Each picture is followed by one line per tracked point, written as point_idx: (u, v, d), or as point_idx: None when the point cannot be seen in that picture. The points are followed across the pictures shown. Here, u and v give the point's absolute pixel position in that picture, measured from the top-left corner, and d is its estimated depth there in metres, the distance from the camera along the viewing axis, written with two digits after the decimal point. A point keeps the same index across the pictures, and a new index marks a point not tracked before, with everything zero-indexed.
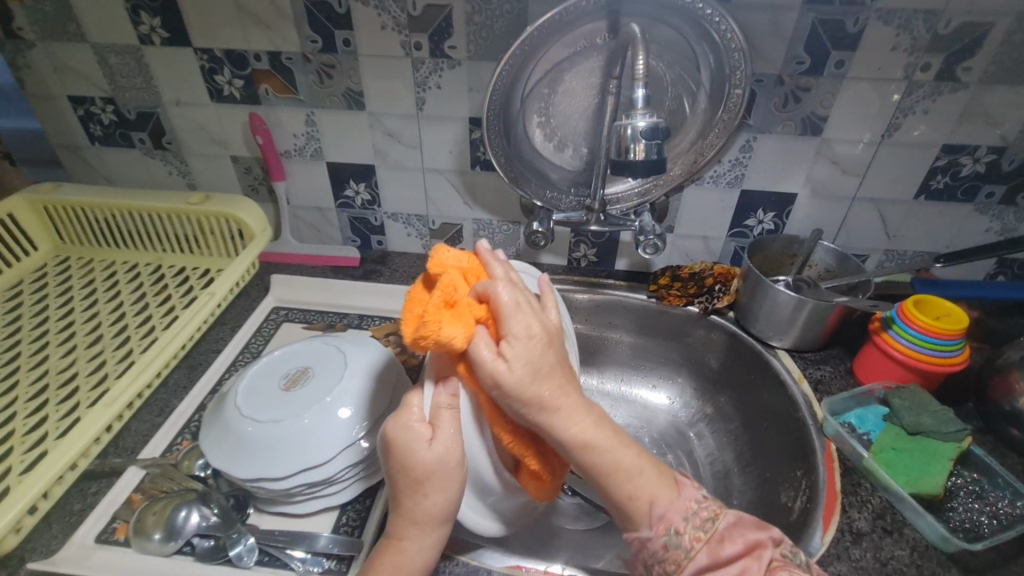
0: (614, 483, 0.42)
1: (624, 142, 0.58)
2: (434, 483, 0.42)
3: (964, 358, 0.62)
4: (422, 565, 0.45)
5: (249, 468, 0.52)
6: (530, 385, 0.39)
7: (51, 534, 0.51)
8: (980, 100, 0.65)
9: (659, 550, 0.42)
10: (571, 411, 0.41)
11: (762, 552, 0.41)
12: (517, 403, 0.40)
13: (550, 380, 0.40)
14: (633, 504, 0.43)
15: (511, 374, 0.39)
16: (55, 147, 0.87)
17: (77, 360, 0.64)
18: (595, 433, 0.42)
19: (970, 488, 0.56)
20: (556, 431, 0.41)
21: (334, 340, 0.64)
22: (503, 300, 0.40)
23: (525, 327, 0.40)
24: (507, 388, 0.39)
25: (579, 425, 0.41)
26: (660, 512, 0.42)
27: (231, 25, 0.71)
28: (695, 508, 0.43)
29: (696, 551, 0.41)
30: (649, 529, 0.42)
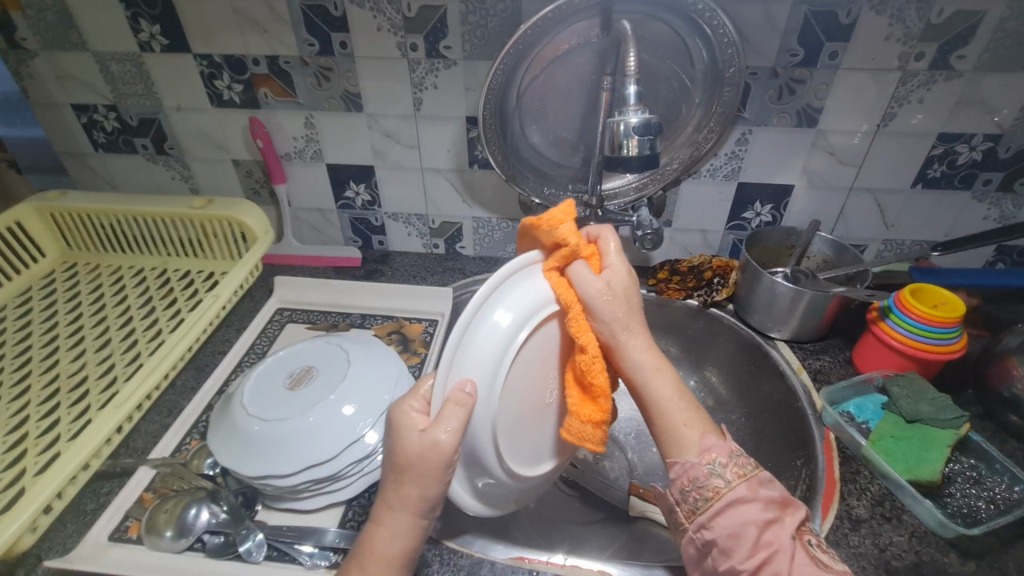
0: (668, 409, 0.46)
1: (618, 138, 0.58)
2: (416, 473, 0.41)
3: (962, 345, 0.63)
4: (397, 555, 0.43)
5: (256, 465, 0.53)
6: (621, 302, 0.45)
7: (66, 533, 0.53)
8: (975, 88, 0.65)
9: (699, 477, 0.43)
10: (645, 340, 0.47)
11: (797, 512, 0.43)
12: (610, 318, 0.45)
13: (636, 309, 0.47)
14: (683, 432, 0.45)
15: (608, 287, 0.45)
16: (60, 155, 0.88)
17: (87, 363, 0.66)
18: (657, 361, 0.46)
19: (968, 474, 0.57)
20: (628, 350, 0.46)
21: (338, 339, 0.65)
22: (608, 242, 0.49)
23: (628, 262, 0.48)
24: (604, 300, 0.45)
25: (648, 352, 0.46)
26: (708, 443, 0.44)
27: (229, 30, 0.72)
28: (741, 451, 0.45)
29: (736, 483, 0.42)
30: (695, 457, 0.44)
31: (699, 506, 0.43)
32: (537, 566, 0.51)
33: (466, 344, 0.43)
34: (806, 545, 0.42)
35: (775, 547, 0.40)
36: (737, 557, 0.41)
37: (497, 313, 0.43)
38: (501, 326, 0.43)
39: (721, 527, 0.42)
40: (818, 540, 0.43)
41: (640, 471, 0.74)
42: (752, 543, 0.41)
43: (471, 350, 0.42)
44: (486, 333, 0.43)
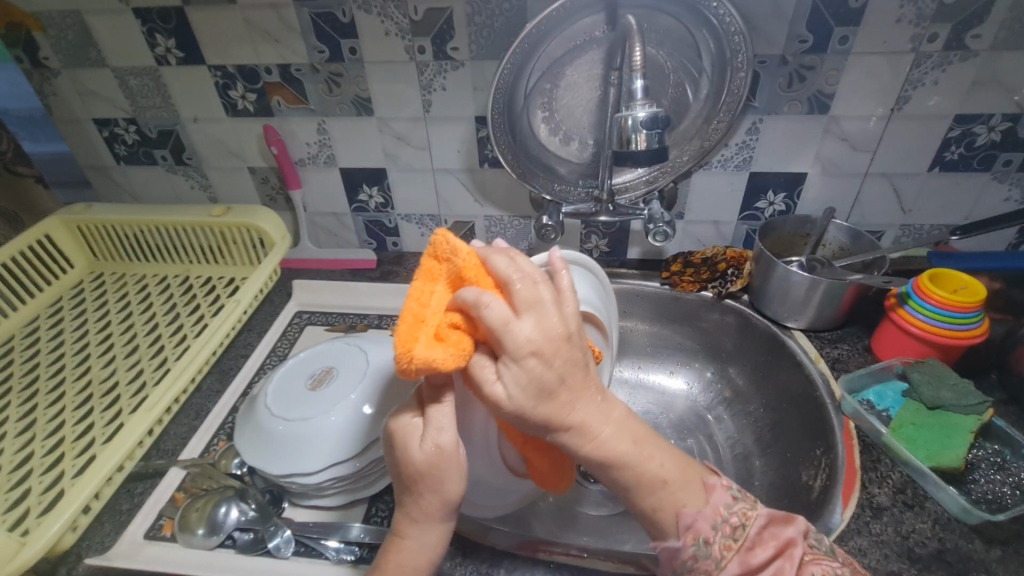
0: (638, 495, 0.41)
1: (626, 133, 0.58)
2: (427, 482, 0.41)
3: (983, 329, 0.61)
4: (426, 563, 0.44)
5: (283, 464, 0.55)
6: (536, 406, 0.36)
7: (104, 532, 0.55)
8: (993, 67, 0.64)
9: (688, 561, 0.40)
10: (586, 423, 0.38)
11: (794, 551, 0.40)
12: (526, 421, 0.37)
13: (556, 399, 0.37)
14: (658, 517, 0.41)
15: (509, 397, 0.36)
16: (84, 168, 0.91)
17: (117, 369, 0.68)
18: (611, 445, 0.39)
19: (992, 460, 0.56)
20: (570, 446, 0.39)
21: (356, 340, 0.67)
22: (490, 319, 0.35)
23: (523, 342, 0.35)
24: (507, 411, 0.37)
25: (594, 439, 0.39)
26: (689, 521, 0.41)
27: (242, 41, 0.74)
28: (724, 515, 0.42)
29: (726, 560, 0.40)
30: (677, 538, 0.41)
31: None
32: (558, 558, 0.52)
33: None
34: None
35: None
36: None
37: None
38: None
39: None
40: (825, 573, 0.39)
41: None
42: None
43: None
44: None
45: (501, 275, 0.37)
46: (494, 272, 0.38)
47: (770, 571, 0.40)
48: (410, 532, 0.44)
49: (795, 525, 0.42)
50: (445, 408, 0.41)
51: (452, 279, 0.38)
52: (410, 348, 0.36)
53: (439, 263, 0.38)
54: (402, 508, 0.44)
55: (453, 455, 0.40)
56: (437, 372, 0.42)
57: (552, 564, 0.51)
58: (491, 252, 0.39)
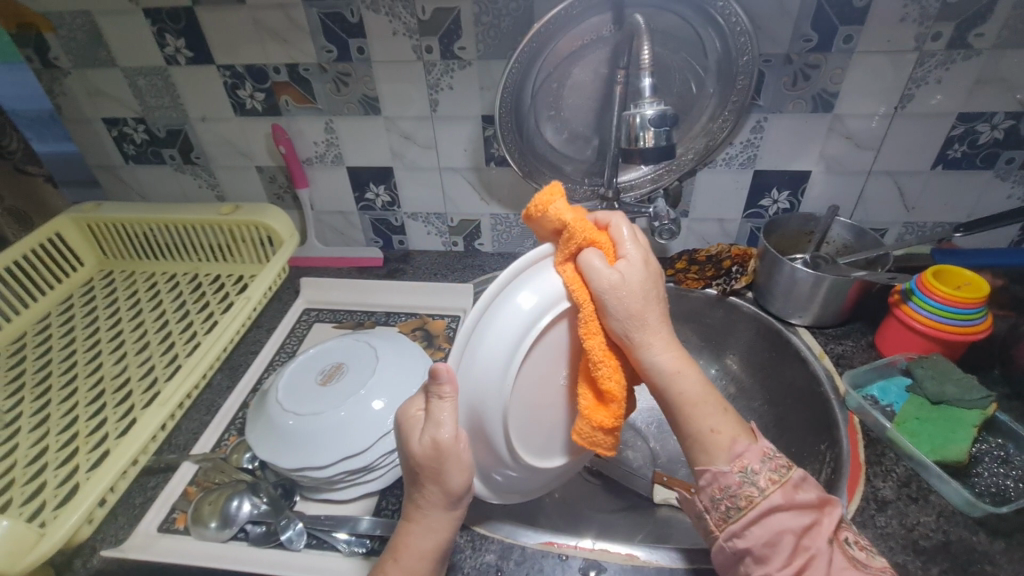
0: (696, 415, 0.44)
1: (634, 131, 0.59)
2: (429, 473, 0.42)
3: (987, 325, 0.62)
4: (433, 549, 0.45)
5: (293, 457, 0.56)
6: (639, 304, 0.42)
7: (118, 525, 0.56)
8: (996, 66, 0.65)
9: (731, 485, 0.42)
10: (665, 341, 0.44)
11: (833, 510, 0.43)
12: (621, 308, 0.42)
13: (647, 300, 0.43)
14: (711, 440, 0.43)
15: (623, 285, 0.42)
16: (93, 168, 0.92)
17: (129, 365, 0.69)
18: (677, 365, 0.44)
19: (996, 454, 0.57)
20: (647, 355, 0.43)
21: (365, 336, 0.67)
22: (620, 231, 0.45)
23: (639, 250, 0.45)
24: (614, 299, 0.42)
25: (669, 354, 0.44)
26: (740, 450, 0.42)
27: (251, 42, 0.75)
28: (771, 454, 0.43)
29: (770, 491, 0.41)
30: (725, 464, 0.42)
31: (730, 514, 0.42)
32: (567, 551, 0.52)
33: (477, 336, 0.44)
34: (842, 544, 0.42)
35: (811, 553, 0.40)
36: (773, 564, 0.40)
37: (522, 294, 0.43)
38: (523, 307, 0.43)
39: (755, 535, 0.41)
40: (855, 539, 0.43)
41: (663, 460, 0.75)
42: (789, 549, 0.40)
43: (480, 344, 0.43)
44: (506, 313, 0.43)
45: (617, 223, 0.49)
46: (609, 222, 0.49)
47: (808, 514, 0.41)
48: (416, 518, 0.45)
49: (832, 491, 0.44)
50: (445, 405, 0.42)
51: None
52: (554, 206, 0.43)
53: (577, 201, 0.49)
54: (408, 495, 0.46)
55: (454, 448, 0.41)
56: (435, 370, 0.41)
57: (561, 556, 0.52)
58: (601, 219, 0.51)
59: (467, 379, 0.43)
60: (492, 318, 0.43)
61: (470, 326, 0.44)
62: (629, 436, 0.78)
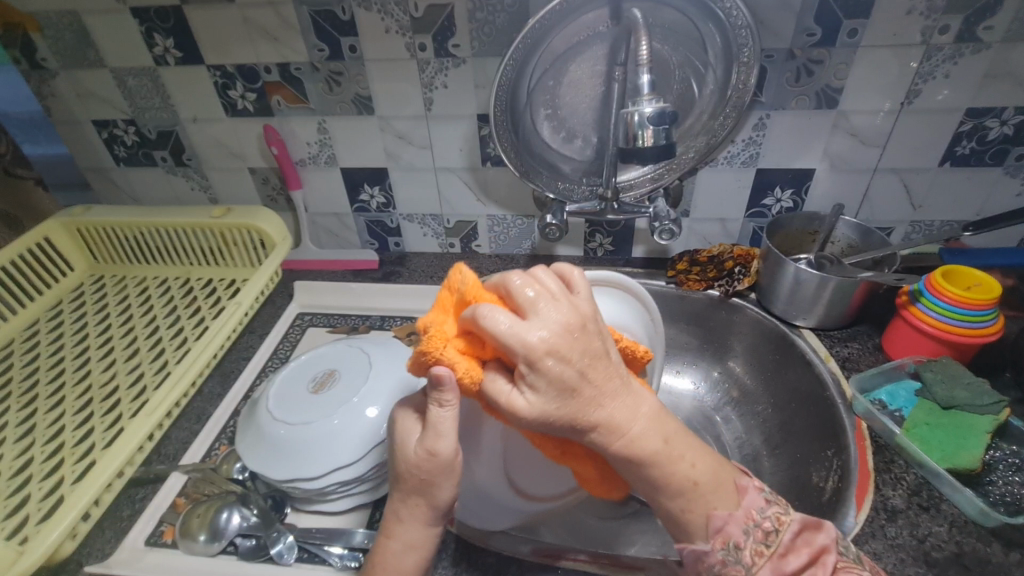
0: (666, 498, 0.40)
1: (632, 129, 0.57)
2: (417, 483, 0.41)
3: (998, 327, 0.60)
4: (413, 567, 0.43)
5: (284, 469, 0.54)
6: (561, 410, 0.36)
7: (104, 539, 0.54)
8: (1005, 60, 0.63)
9: (716, 564, 0.39)
10: (614, 422, 0.37)
11: (827, 558, 0.39)
12: (554, 428, 0.36)
13: (581, 396, 0.36)
14: (686, 519, 0.40)
15: (530, 408, 0.35)
16: (84, 170, 0.91)
17: (117, 373, 0.67)
18: (642, 443, 0.38)
19: (1009, 461, 0.55)
20: (599, 446, 0.38)
21: (359, 342, 0.66)
22: (497, 331, 0.34)
23: (535, 346, 0.34)
24: (532, 419, 0.36)
25: (627, 437, 0.37)
26: (719, 525, 0.39)
27: (241, 40, 0.73)
28: (756, 520, 0.40)
29: (758, 567, 0.39)
30: (705, 542, 0.40)
31: None
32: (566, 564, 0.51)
33: None
34: None
35: None
36: None
37: None
38: None
39: None
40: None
41: None
42: None
43: None
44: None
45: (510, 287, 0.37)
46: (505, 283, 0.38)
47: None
48: (394, 534, 0.43)
49: (825, 532, 0.41)
50: (445, 414, 0.38)
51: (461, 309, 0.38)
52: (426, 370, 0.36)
53: (450, 293, 0.38)
54: (389, 507, 0.44)
55: (449, 462, 0.39)
56: (438, 374, 0.36)
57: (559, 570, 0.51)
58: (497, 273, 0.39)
59: None
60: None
61: None
62: None
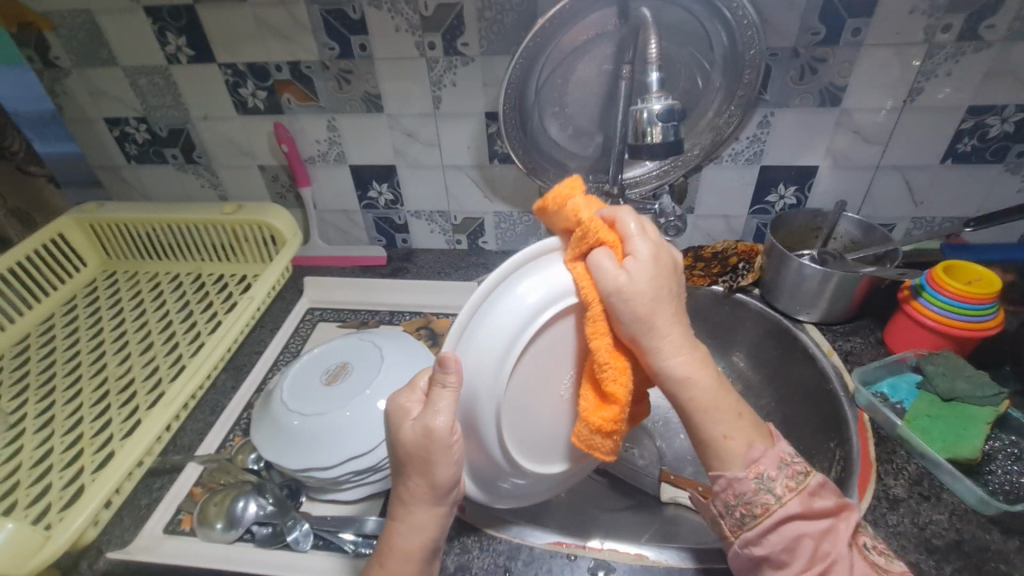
0: (710, 421, 0.41)
1: (641, 126, 0.58)
2: (417, 463, 0.42)
3: (998, 321, 0.61)
4: (419, 548, 0.44)
5: (298, 459, 0.55)
6: (646, 306, 0.40)
7: (123, 527, 0.55)
8: (1006, 58, 0.64)
9: (746, 492, 0.41)
10: (676, 343, 0.41)
11: (849, 515, 0.42)
12: (630, 314, 0.40)
13: (660, 305, 0.40)
14: (727, 445, 0.41)
15: (628, 284, 0.40)
16: (95, 168, 0.92)
17: (133, 366, 0.69)
18: (691, 372, 0.41)
19: (1009, 451, 0.56)
20: (657, 358, 0.41)
21: (370, 335, 0.67)
22: (628, 226, 0.42)
23: (649, 250, 0.41)
24: (621, 299, 0.39)
25: (680, 358, 0.41)
26: (756, 455, 0.41)
27: (252, 39, 0.74)
28: (789, 459, 0.42)
29: (787, 499, 0.40)
30: (741, 470, 0.41)
31: (746, 522, 0.41)
32: (575, 550, 0.52)
33: (478, 319, 0.43)
34: (861, 549, 0.41)
35: (832, 559, 0.39)
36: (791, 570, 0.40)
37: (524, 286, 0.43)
38: (524, 301, 0.42)
39: (774, 542, 0.40)
40: (873, 543, 0.42)
41: (670, 458, 0.75)
42: (807, 555, 0.40)
43: (488, 319, 0.43)
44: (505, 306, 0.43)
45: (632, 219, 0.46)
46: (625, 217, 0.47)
47: (824, 519, 0.41)
48: (404, 517, 0.44)
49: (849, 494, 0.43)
50: (447, 393, 0.41)
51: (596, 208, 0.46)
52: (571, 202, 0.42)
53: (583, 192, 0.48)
54: (395, 492, 0.45)
55: (445, 440, 0.40)
56: (442, 358, 0.40)
57: (569, 556, 0.52)
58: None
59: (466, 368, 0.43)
60: (483, 318, 0.43)
61: (473, 308, 0.44)
62: (636, 435, 0.78)
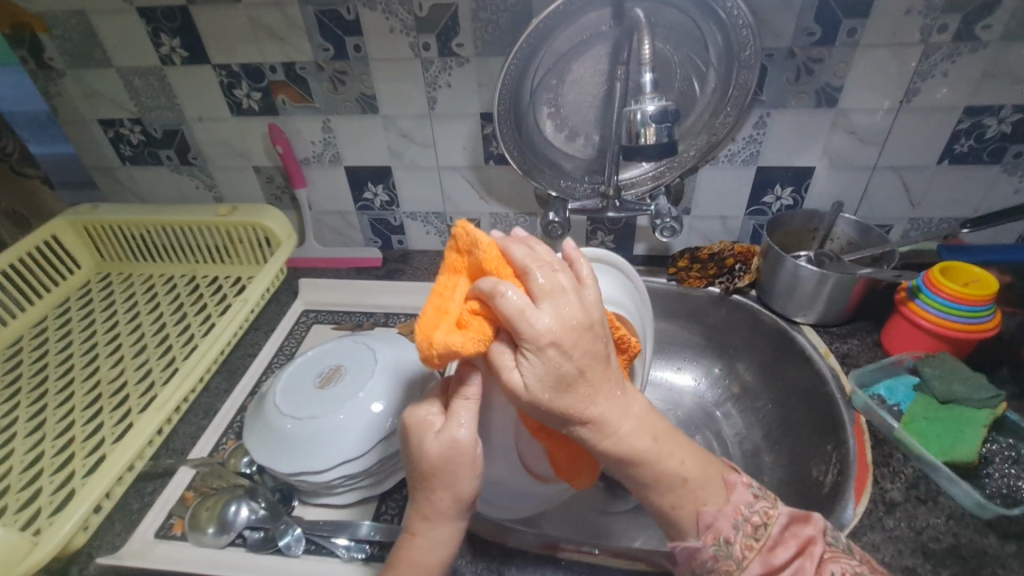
0: (657, 491, 0.40)
1: (635, 127, 0.58)
2: (441, 477, 0.41)
3: (995, 323, 0.61)
4: (437, 563, 0.43)
5: (291, 463, 0.55)
6: (554, 394, 0.36)
7: (114, 531, 0.55)
8: (1002, 59, 0.63)
9: (708, 560, 0.40)
10: (607, 415, 0.38)
11: (814, 549, 0.40)
12: (546, 413, 0.38)
13: (576, 389, 0.37)
14: (676, 514, 0.41)
15: (526, 387, 0.36)
16: (89, 169, 0.92)
17: (125, 369, 0.68)
18: (632, 440, 0.39)
19: (1006, 454, 0.56)
20: (588, 439, 0.39)
21: (364, 338, 0.66)
22: (507, 306, 0.35)
23: (541, 330, 0.35)
24: (526, 401, 0.37)
25: (619, 426, 0.39)
26: (709, 520, 0.40)
27: (246, 39, 0.74)
28: (746, 514, 0.41)
29: (747, 561, 0.39)
30: (697, 538, 0.40)
31: None
32: (569, 555, 0.52)
33: None
34: None
35: None
36: None
37: None
38: None
39: None
40: (845, 573, 0.39)
41: None
42: None
43: None
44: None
45: (520, 265, 0.38)
46: (513, 261, 0.39)
47: (789, 569, 0.39)
48: (422, 533, 0.43)
49: (814, 524, 0.42)
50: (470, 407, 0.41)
51: (476, 273, 0.39)
52: (434, 337, 0.37)
53: (465, 257, 0.40)
54: (413, 506, 0.44)
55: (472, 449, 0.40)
56: (467, 367, 0.42)
57: (563, 561, 0.51)
58: (510, 242, 0.40)
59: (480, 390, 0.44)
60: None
61: None
62: None
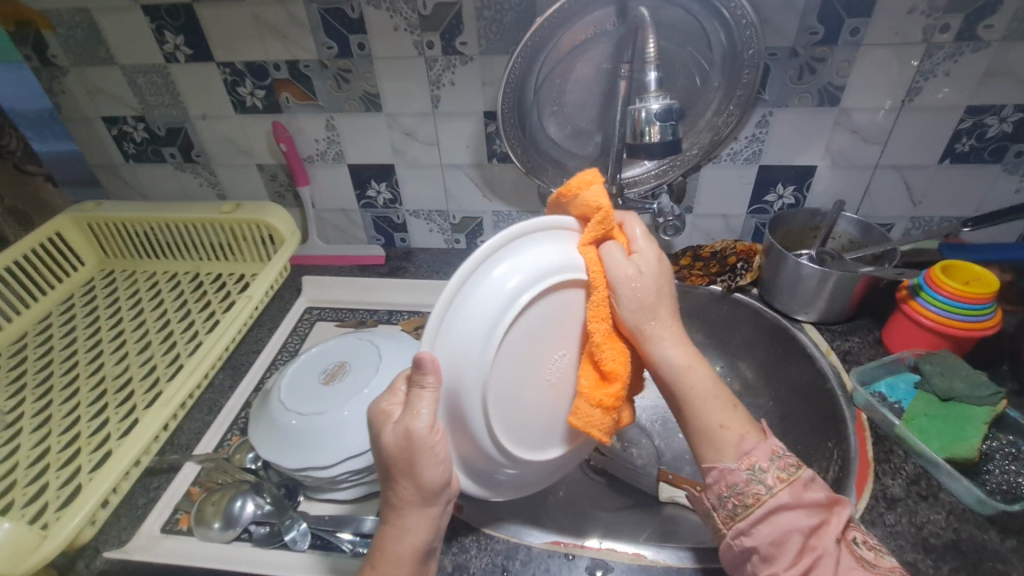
0: (705, 409, 0.44)
1: (639, 125, 0.58)
2: (403, 467, 0.41)
3: (996, 321, 0.61)
4: (412, 551, 0.43)
5: (297, 458, 0.55)
6: (652, 296, 0.44)
7: (121, 526, 0.55)
8: (1004, 58, 0.64)
9: (739, 482, 0.42)
10: (674, 336, 0.45)
11: (841, 511, 0.42)
12: (636, 304, 0.43)
13: (663, 301, 0.45)
14: (721, 435, 0.43)
15: (638, 274, 0.44)
16: (93, 166, 0.92)
17: (130, 365, 0.69)
18: (690, 358, 0.45)
19: (1007, 451, 0.56)
20: (659, 343, 0.44)
21: (368, 335, 0.67)
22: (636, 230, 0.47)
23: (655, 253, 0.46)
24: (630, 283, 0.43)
25: (677, 349, 0.45)
26: (747, 447, 0.43)
27: (251, 38, 0.74)
28: (780, 452, 0.43)
29: (778, 488, 0.41)
30: (733, 461, 0.43)
31: (737, 512, 0.42)
32: (573, 550, 0.52)
33: (459, 303, 0.41)
34: (850, 544, 0.41)
35: (818, 553, 0.40)
36: (779, 565, 0.40)
37: (501, 270, 0.42)
38: (505, 285, 0.41)
39: (764, 534, 0.41)
40: (864, 539, 0.42)
41: (668, 458, 0.75)
42: (796, 550, 0.40)
43: (466, 303, 0.41)
44: (487, 289, 0.41)
45: None
46: None
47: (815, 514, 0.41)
48: (397, 521, 0.44)
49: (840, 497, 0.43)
50: (426, 394, 0.40)
51: None
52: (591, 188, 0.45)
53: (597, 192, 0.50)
54: (384, 497, 0.44)
55: (425, 440, 0.40)
56: (419, 358, 0.39)
57: (567, 556, 0.52)
58: None
59: (450, 356, 0.40)
60: (463, 304, 0.41)
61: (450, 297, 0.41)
62: (634, 434, 0.78)
